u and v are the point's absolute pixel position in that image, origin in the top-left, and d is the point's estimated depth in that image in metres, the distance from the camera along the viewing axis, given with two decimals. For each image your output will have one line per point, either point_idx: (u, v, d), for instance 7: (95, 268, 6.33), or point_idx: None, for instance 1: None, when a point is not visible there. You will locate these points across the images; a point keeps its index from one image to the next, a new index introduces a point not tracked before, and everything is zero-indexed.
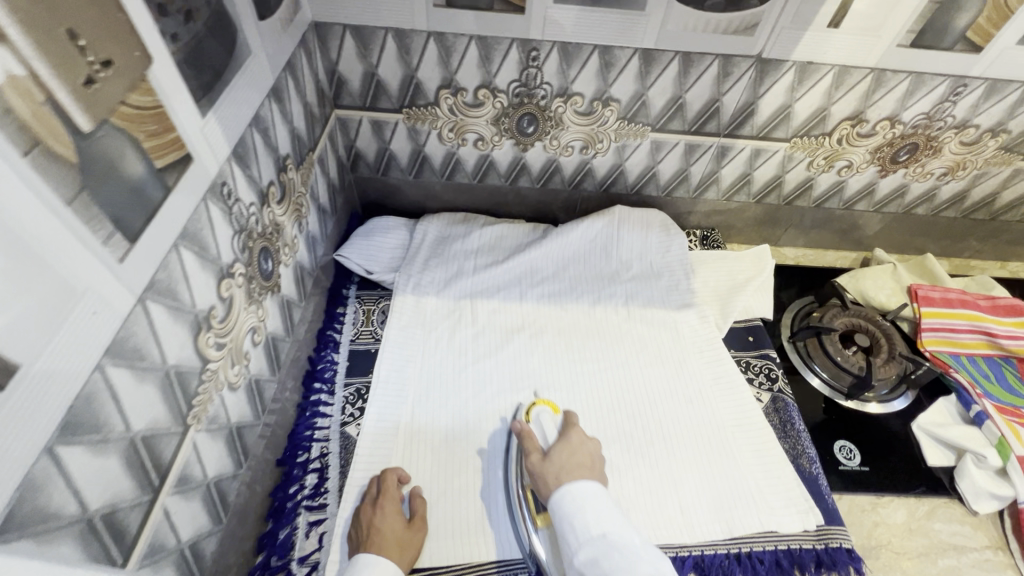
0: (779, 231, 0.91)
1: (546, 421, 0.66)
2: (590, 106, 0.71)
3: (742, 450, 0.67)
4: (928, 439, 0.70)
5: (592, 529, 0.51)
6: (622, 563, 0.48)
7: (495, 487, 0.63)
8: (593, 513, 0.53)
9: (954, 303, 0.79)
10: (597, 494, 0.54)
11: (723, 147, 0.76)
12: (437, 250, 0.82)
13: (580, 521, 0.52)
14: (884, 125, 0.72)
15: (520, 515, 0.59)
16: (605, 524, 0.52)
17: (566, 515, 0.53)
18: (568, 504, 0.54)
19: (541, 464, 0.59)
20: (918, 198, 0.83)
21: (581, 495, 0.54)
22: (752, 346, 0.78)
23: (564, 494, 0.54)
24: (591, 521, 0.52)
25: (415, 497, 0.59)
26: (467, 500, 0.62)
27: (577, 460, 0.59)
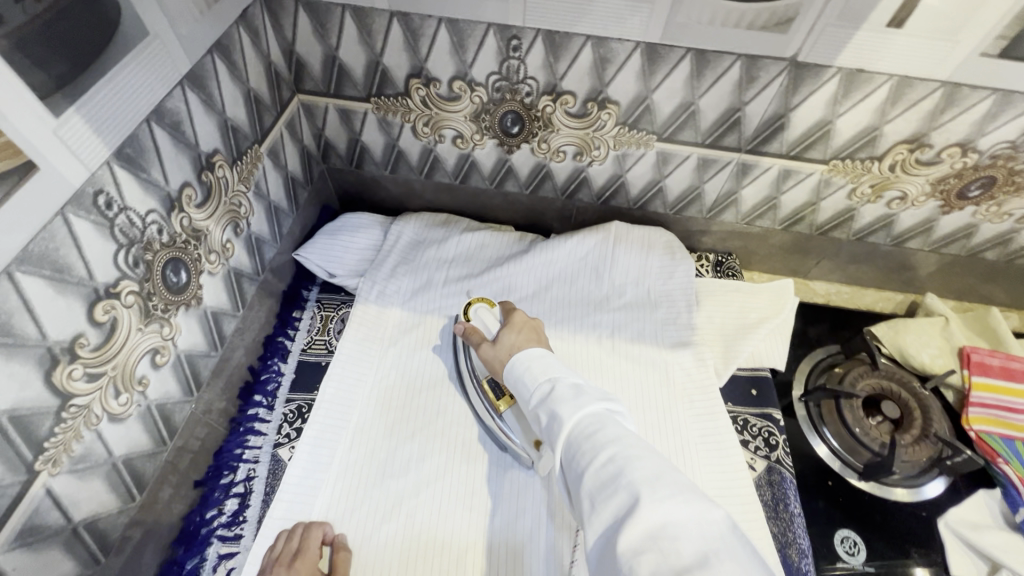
0: (809, 263, 0.78)
1: (488, 315, 0.63)
2: (583, 108, 0.60)
3: None
4: (957, 542, 0.58)
5: (539, 377, 0.47)
6: (566, 394, 0.43)
7: (446, 479, 0.59)
8: (539, 362, 0.49)
9: (1016, 375, 0.65)
10: (544, 353, 0.50)
11: (743, 165, 0.63)
12: (408, 255, 0.74)
13: (531, 377, 0.48)
14: (953, 153, 0.58)
15: (485, 409, 0.61)
16: (553, 370, 0.47)
17: (518, 376, 0.49)
18: (517, 367, 0.50)
19: (492, 349, 0.57)
20: (988, 241, 0.68)
21: (525, 358, 0.51)
22: (754, 401, 0.67)
23: (514, 362, 0.51)
24: (540, 371, 0.48)
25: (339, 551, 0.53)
26: (419, 504, 0.57)
27: (525, 335, 0.57)
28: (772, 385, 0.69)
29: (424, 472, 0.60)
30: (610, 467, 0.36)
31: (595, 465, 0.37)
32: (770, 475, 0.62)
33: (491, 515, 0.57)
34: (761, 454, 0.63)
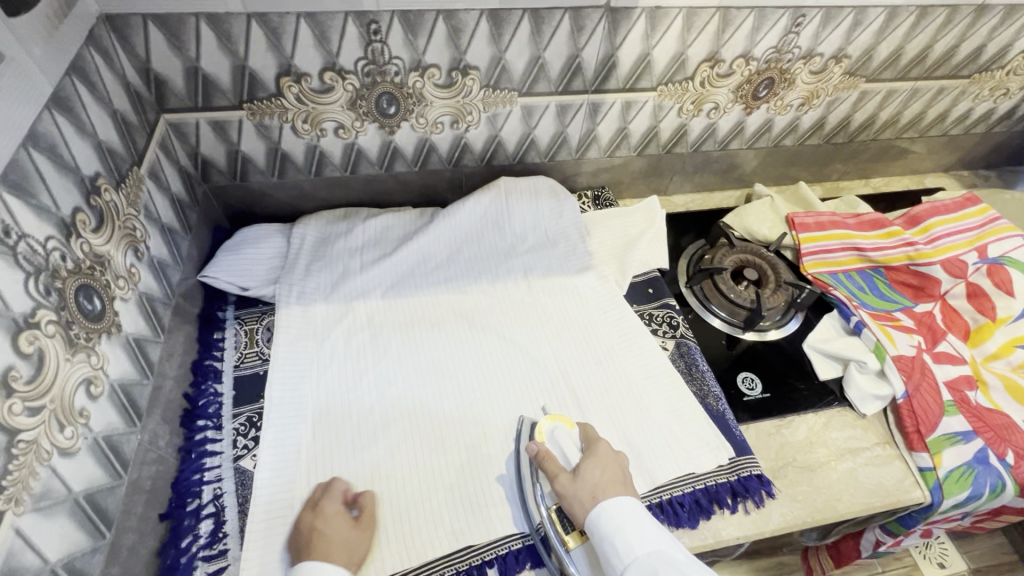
0: (665, 181, 0.93)
1: (563, 437, 0.62)
2: (448, 78, 0.67)
3: (653, 401, 0.68)
4: (818, 355, 0.75)
5: (634, 549, 0.50)
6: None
7: (428, 456, 0.64)
8: (635, 528, 0.51)
9: (827, 225, 0.85)
10: (633, 511, 0.53)
11: (593, 105, 0.75)
12: (318, 252, 0.76)
13: (623, 543, 0.51)
14: (740, 63, 0.74)
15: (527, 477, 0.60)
16: (647, 540, 0.51)
17: (609, 528, 0.52)
18: (609, 523, 0.52)
19: (573, 486, 0.56)
20: (783, 130, 0.87)
21: (621, 515, 0.52)
22: (652, 296, 0.79)
23: (604, 515, 0.53)
24: (633, 540, 0.51)
25: (362, 496, 0.58)
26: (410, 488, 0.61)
27: (611, 473, 0.56)
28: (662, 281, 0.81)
29: (395, 438, 0.64)
30: None
31: None
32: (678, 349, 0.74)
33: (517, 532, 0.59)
34: (669, 336, 0.75)
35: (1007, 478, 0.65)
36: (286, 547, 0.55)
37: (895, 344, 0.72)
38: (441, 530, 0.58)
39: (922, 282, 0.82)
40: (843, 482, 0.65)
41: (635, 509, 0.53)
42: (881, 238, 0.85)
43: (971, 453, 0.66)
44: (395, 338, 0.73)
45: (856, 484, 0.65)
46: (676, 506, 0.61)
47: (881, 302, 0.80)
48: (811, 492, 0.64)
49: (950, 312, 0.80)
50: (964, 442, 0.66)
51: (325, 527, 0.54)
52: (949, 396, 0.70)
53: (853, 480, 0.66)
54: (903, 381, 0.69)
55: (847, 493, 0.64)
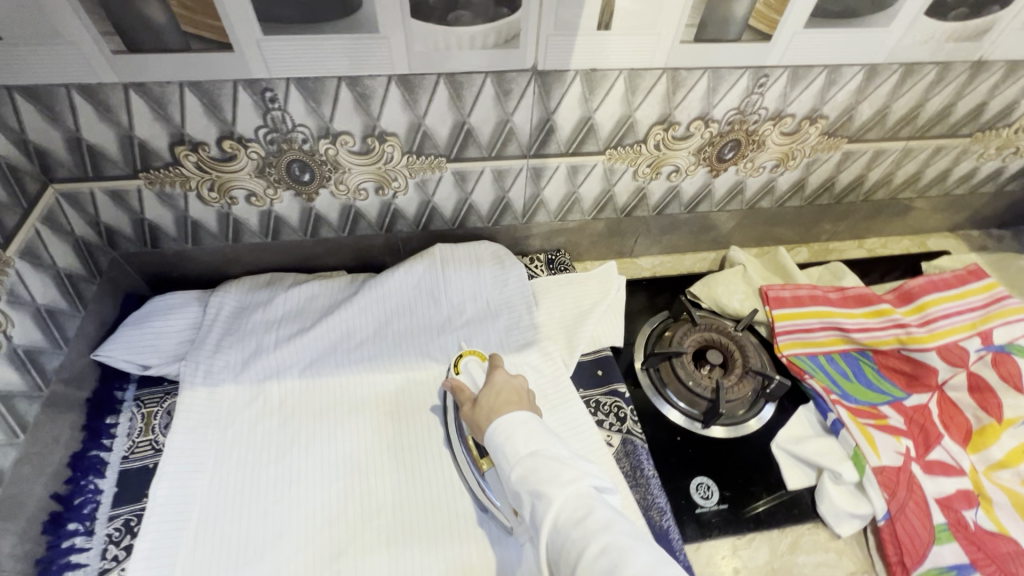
0: (629, 243, 0.84)
1: (475, 370, 0.63)
2: (364, 144, 0.61)
3: None
4: (787, 459, 0.65)
5: (517, 451, 0.48)
6: (545, 474, 0.45)
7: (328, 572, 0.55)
8: (519, 433, 0.49)
9: (806, 300, 0.76)
10: (524, 421, 0.50)
11: (534, 169, 0.68)
12: (233, 324, 0.70)
13: (509, 450, 0.48)
14: (698, 125, 0.66)
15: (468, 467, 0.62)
16: (531, 442, 0.48)
17: (499, 438, 0.50)
18: (497, 436, 0.50)
19: (473, 410, 0.56)
20: (758, 192, 0.78)
21: (505, 425, 0.50)
22: (601, 381, 0.71)
23: (495, 428, 0.51)
24: (520, 444, 0.48)
25: None
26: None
27: (506, 398, 0.56)
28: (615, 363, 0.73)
29: (290, 550, 0.56)
30: (604, 560, 0.38)
31: (588, 558, 0.39)
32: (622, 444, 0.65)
33: None
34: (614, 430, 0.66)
35: None
36: None
37: (878, 453, 0.62)
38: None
39: (916, 370, 0.71)
40: None
41: (523, 414, 0.51)
42: (867, 317, 0.75)
43: None
44: (306, 425, 0.65)
45: None
46: None
47: (867, 393, 0.70)
48: None
49: (949, 407, 0.69)
50: None
51: None
52: (943, 518, 0.59)
53: None
54: (885, 499, 0.59)
55: None
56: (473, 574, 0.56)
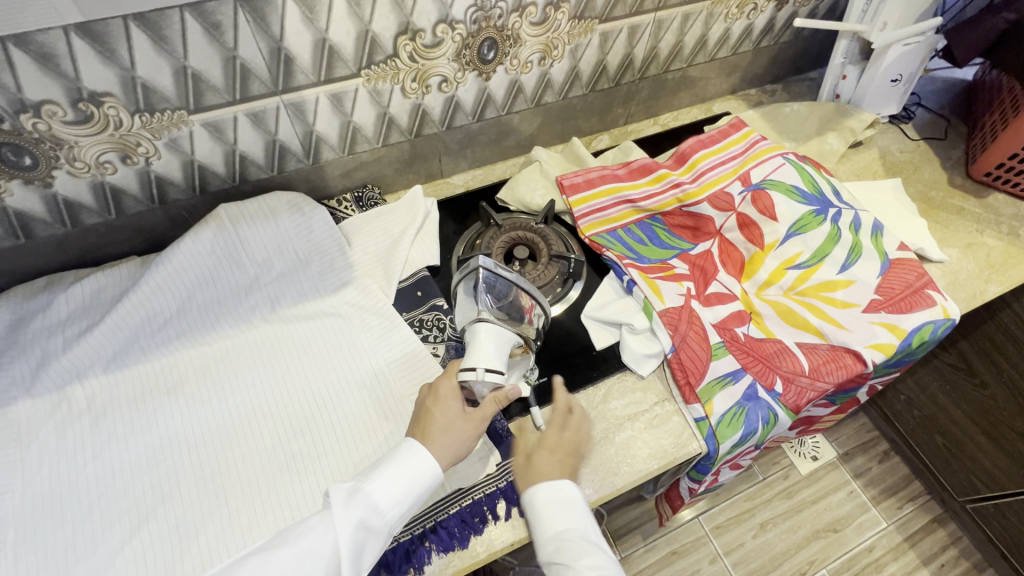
0: (434, 163, 0.85)
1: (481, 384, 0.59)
2: (79, 112, 0.55)
3: None
4: (595, 323, 0.73)
5: (554, 525, 0.56)
6: (571, 560, 0.54)
7: (169, 539, 0.56)
8: (558, 510, 0.56)
9: (596, 182, 0.81)
10: (564, 498, 0.57)
11: (293, 105, 0.65)
12: (11, 339, 0.64)
13: (547, 524, 0.56)
14: (443, 29, 0.66)
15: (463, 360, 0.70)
16: (564, 523, 0.56)
17: (537, 511, 0.56)
18: (537, 510, 0.56)
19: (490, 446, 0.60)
20: (537, 87, 0.81)
21: (552, 501, 0.57)
22: (421, 300, 0.74)
23: (534, 502, 0.57)
24: (556, 521, 0.56)
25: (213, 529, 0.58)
26: (177, 553, 0.56)
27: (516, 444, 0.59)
28: (492, 266, 0.64)
29: (126, 532, 0.56)
30: None
31: None
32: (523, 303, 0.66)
33: None
34: (518, 322, 0.65)
35: (777, 407, 0.67)
36: None
37: (662, 297, 0.71)
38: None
39: (697, 222, 0.80)
40: (620, 453, 0.64)
41: (562, 487, 0.57)
42: (651, 184, 0.82)
43: (740, 392, 0.66)
44: (118, 417, 0.62)
45: (633, 451, 0.65)
46: (443, 529, 0.58)
47: (658, 251, 0.78)
48: (588, 473, 0.63)
49: (727, 246, 0.79)
50: (733, 382, 0.67)
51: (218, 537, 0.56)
52: (718, 338, 0.69)
53: (630, 448, 0.65)
54: (670, 335, 0.68)
55: (624, 464, 0.64)
56: (315, 504, 0.59)
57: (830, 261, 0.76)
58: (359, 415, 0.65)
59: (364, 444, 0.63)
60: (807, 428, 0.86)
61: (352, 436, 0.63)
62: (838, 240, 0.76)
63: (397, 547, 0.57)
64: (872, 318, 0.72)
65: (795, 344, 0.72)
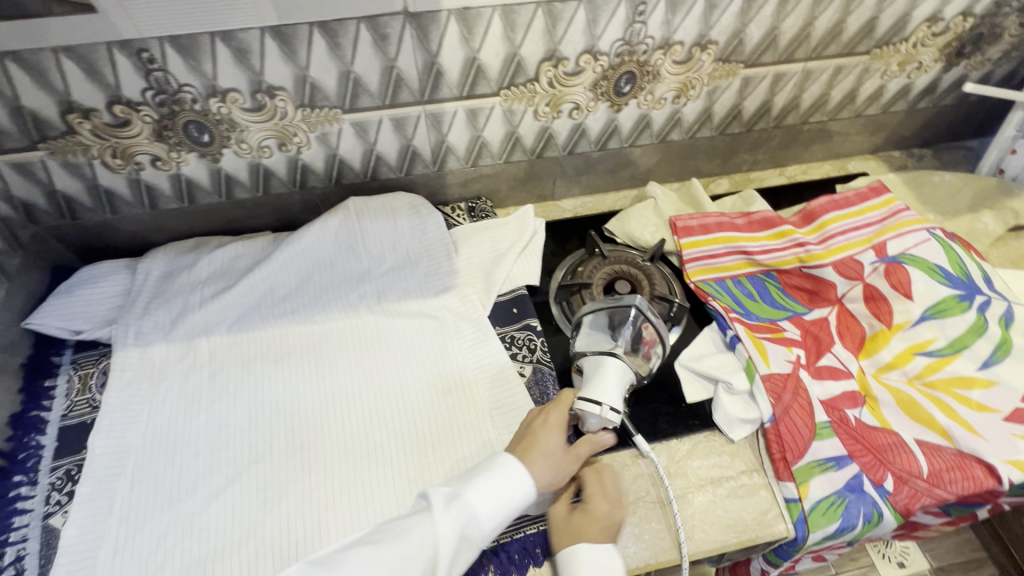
0: (548, 185, 0.86)
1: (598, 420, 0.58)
2: (255, 101, 0.62)
3: (500, 434, 0.65)
4: (689, 374, 0.70)
5: None
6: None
7: (256, 499, 0.60)
8: None
9: (711, 228, 0.78)
10: (600, 564, 0.53)
11: (433, 115, 0.69)
12: (160, 288, 0.73)
13: None
14: (587, 59, 0.67)
15: (554, 388, 0.69)
16: None
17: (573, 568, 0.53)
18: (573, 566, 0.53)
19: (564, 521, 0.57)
20: (666, 124, 0.80)
21: (594, 564, 0.53)
22: (516, 317, 0.74)
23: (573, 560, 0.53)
24: None
25: (307, 499, 0.60)
26: (261, 513, 0.59)
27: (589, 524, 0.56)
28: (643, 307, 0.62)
29: (221, 482, 0.61)
30: None
31: None
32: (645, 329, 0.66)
33: None
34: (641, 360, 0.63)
35: (884, 507, 0.60)
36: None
37: (768, 361, 0.66)
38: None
39: (817, 286, 0.75)
40: (696, 517, 0.61)
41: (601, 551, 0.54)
42: (771, 239, 0.78)
43: (842, 481, 0.61)
44: (231, 375, 0.68)
45: (711, 518, 0.61)
46: (503, 552, 0.58)
47: (769, 310, 0.74)
48: (659, 530, 0.60)
49: (847, 317, 0.73)
50: (836, 469, 0.61)
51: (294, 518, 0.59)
52: (826, 417, 0.64)
53: (708, 514, 0.61)
54: (771, 403, 0.64)
55: (699, 529, 0.60)
56: (387, 497, 0.61)
57: (969, 354, 0.68)
58: (442, 417, 0.66)
59: (441, 448, 0.64)
60: (909, 533, 0.76)
61: (431, 438, 0.65)
62: (983, 332, 0.68)
63: None
64: (1013, 429, 0.63)
65: (914, 441, 0.64)
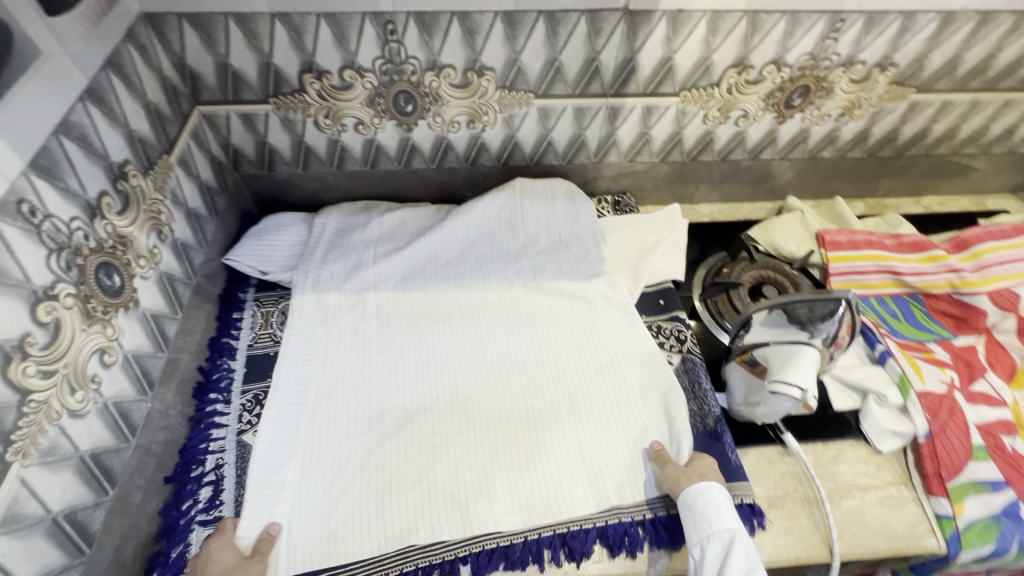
0: (690, 188, 0.89)
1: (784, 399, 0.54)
2: (464, 78, 0.67)
3: (649, 416, 0.67)
4: (836, 384, 0.71)
5: (720, 524, 0.55)
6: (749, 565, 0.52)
7: (425, 443, 0.64)
8: (724, 511, 0.56)
9: (861, 245, 0.79)
10: (723, 499, 0.57)
11: (613, 108, 0.73)
12: (335, 244, 0.79)
13: (715, 517, 0.55)
14: (770, 69, 0.70)
15: (704, 380, 0.71)
16: (726, 519, 0.55)
17: (703, 504, 0.56)
18: (705, 498, 0.57)
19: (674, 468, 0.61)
20: (821, 141, 0.82)
21: (717, 500, 0.57)
22: (663, 309, 0.78)
23: (704, 494, 0.57)
24: (721, 521, 0.55)
25: (473, 449, 0.64)
26: (431, 455, 0.63)
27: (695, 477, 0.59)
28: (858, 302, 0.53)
29: (393, 424, 0.66)
30: None
31: None
32: (848, 322, 0.57)
33: (527, 516, 0.60)
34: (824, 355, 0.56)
35: None
36: (345, 510, 0.59)
37: (923, 379, 0.67)
38: (419, 521, 0.59)
39: (965, 312, 0.75)
40: (845, 520, 0.62)
41: (719, 491, 0.57)
42: (922, 262, 0.79)
43: (999, 505, 0.61)
44: (397, 329, 0.73)
45: (861, 523, 0.62)
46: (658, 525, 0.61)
47: (915, 331, 0.75)
48: (809, 527, 0.61)
49: (995, 348, 0.73)
50: (992, 492, 0.61)
51: (462, 466, 0.62)
52: (981, 441, 0.64)
53: (858, 519, 0.62)
54: (927, 419, 0.64)
55: (850, 532, 0.61)
56: (547, 458, 0.63)
57: None
58: (595, 393, 0.69)
59: (596, 420, 0.67)
60: None
61: (585, 410, 0.67)
62: None
63: (617, 524, 0.60)
64: None
65: None
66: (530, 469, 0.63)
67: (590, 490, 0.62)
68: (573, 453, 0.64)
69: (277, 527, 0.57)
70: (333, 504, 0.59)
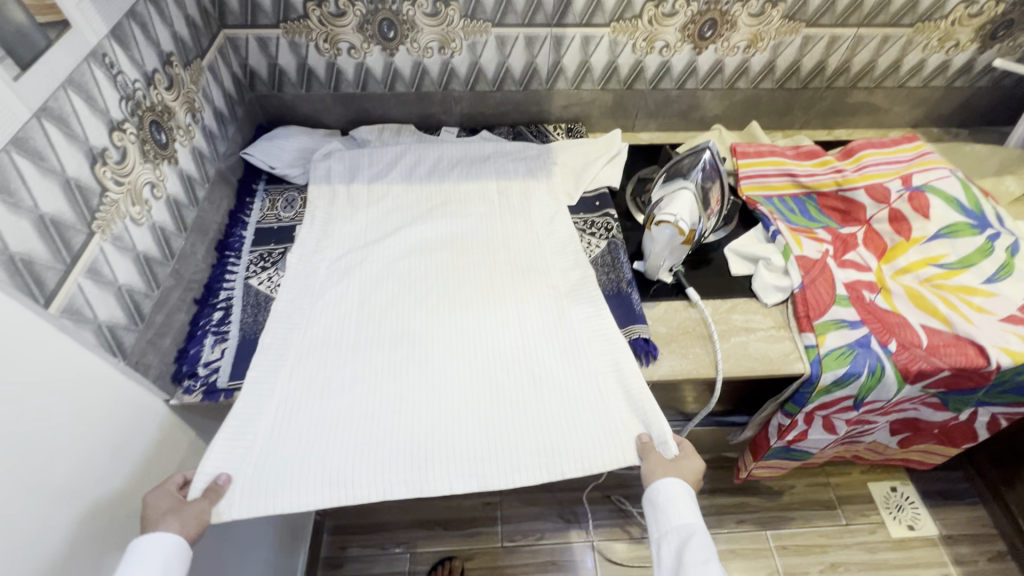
0: (631, 117, 1.06)
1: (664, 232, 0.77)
2: (434, 7, 0.85)
3: (589, 349, 0.71)
4: (736, 257, 0.87)
5: (681, 520, 0.58)
6: (700, 555, 0.55)
7: (392, 407, 0.64)
8: (686, 504, 0.59)
9: (765, 153, 0.96)
10: (684, 494, 0.59)
11: (557, 37, 0.90)
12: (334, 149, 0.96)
13: (673, 512, 0.58)
14: (681, 4, 0.87)
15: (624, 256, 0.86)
16: (686, 516, 0.58)
17: (662, 498, 0.59)
18: (663, 489, 0.59)
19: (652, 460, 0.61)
20: (735, 72, 0.99)
21: (680, 493, 0.59)
22: (597, 208, 0.92)
23: (664, 484, 0.59)
24: (681, 516, 0.58)
25: (437, 413, 0.64)
26: (397, 420, 0.63)
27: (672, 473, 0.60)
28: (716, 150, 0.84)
29: (364, 389, 0.65)
30: None
31: None
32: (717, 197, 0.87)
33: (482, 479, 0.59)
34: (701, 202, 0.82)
35: (885, 363, 0.74)
36: (306, 467, 0.59)
37: (800, 246, 0.83)
38: (381, 481, 0.59)
39: (849, 207, 0.91)
40: (731, 349, 0.77)
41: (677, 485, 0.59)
42: (815, 167, 0.95)
43: (853, 337, 0.75)
44: (377, 301, 0.74)
45: (744, 351, 0.77)
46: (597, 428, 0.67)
47: (806, 220, 0.91)
48: (701, 352, 0.77)
49: (872, 235, 0.88)
50: (849, 327, 0.76)
51: (426, 427, 0.63)
52: (844, 291, 0.79)
53: (742, 349, 0.77)
54: (801, 274, 0.80)
55: (733, 356, 0.77)
56: (508, 423, 0.63)
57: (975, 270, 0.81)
58: (557, 361, 0.69)
59: (558, 387, 0.67)
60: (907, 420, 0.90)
61: (551, 376, 0.68)
62: (989, 253, 0.81)
63: None
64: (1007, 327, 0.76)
65: (920, 324, 0.78)
66: (492, 435, 0.63)
67: (545, 458, 0.61)
68: (533, 423, 0.64)
69: (226, 479, 0.57)
70: (297, 458, 0.60)
